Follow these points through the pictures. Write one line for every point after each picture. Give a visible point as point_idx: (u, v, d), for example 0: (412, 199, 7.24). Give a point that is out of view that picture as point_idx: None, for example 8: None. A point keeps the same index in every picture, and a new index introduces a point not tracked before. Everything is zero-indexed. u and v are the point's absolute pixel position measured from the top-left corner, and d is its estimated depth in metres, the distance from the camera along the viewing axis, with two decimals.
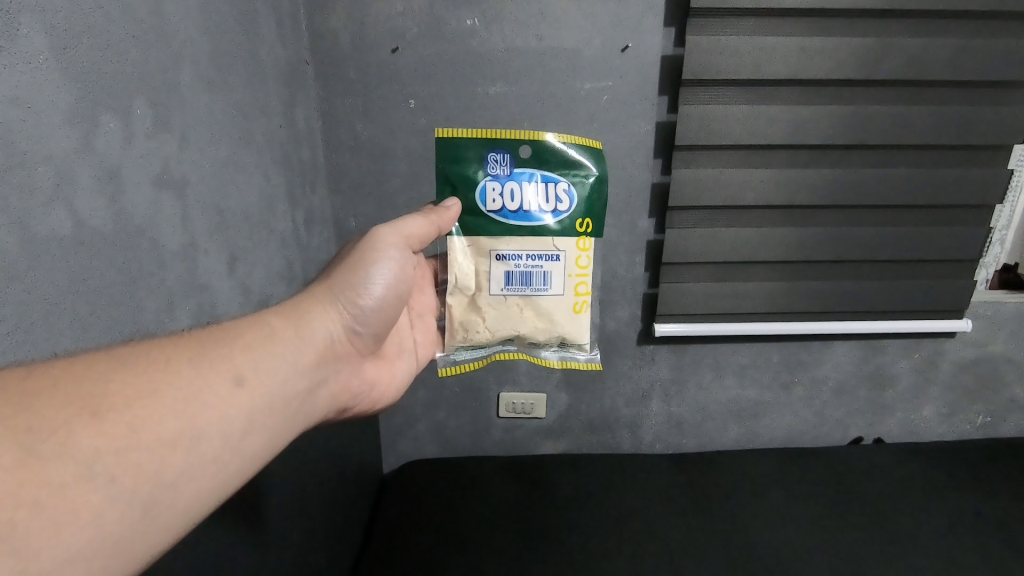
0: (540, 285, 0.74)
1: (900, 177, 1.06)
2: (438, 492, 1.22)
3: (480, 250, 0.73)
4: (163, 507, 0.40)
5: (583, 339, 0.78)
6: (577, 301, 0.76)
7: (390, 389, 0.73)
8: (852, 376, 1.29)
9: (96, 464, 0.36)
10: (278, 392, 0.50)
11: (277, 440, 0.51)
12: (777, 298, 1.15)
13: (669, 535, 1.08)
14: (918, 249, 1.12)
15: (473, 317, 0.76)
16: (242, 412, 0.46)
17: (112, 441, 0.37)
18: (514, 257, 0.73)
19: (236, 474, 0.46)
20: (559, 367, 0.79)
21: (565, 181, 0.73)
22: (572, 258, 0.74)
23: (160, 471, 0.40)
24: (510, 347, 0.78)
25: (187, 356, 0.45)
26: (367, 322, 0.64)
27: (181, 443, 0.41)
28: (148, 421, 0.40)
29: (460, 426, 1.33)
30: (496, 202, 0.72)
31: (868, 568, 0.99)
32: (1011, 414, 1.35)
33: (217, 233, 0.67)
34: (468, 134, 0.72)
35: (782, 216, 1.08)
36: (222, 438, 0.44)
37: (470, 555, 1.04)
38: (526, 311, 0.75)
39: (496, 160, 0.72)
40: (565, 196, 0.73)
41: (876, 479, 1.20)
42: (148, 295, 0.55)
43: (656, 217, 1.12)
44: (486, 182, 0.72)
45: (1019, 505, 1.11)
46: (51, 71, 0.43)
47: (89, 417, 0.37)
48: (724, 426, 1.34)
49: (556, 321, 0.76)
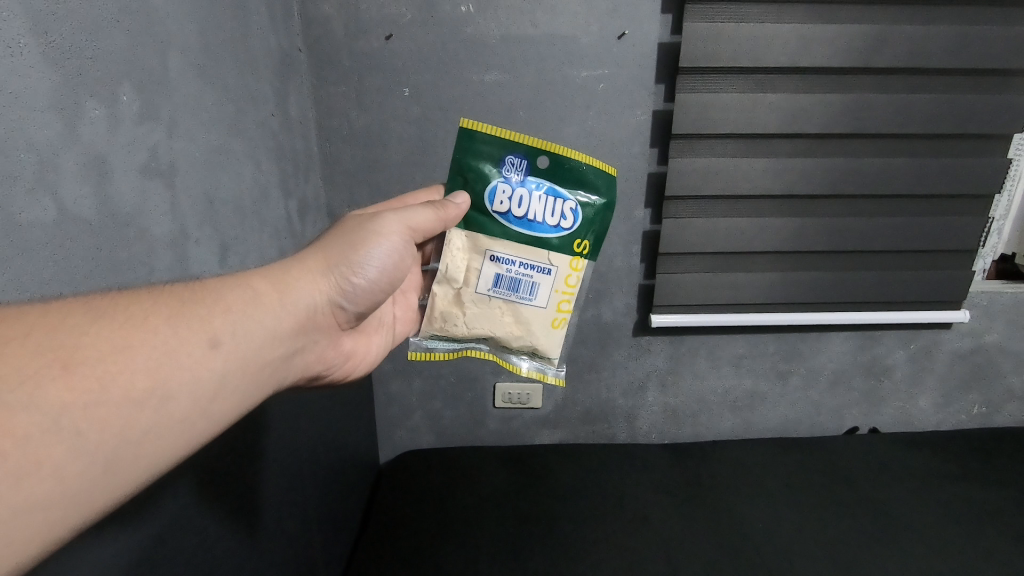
0: (526, 294, 0.74)
1: (900, 167, 1.05)
2: (432, 480, 1.23)
3: (476, 247, 0.73)
4: (127, 463, 0.40)
5: (555, 355, 0.77)
6: (557, 317, 0.75)
7: (363, 361, 0.74)
8: (848, 366, 1.29)
9: (62, 417, 0.37)
10: (253, 358, 0.51)
11: (248, 406, 0.51)
12: (773, 289, 1.15)
13: (664, 524, 1.08)
14: (917, 239, 1.12)
15: (454, 310, 0.76)
16: (214, 375, 0.47)
17: (81, 395, 0.38)
18: (507, 261, 0.72)
19: (203, 435, 0.46)
20: (525, 376, 0.79)
21: (575, 201, 0.71)
22: (563, 275, 0.73)
23: (127, 428, 0.40)
24: (482, 347, 0.78)
25: (165, 316, 0.45)
26: (354, 298, 0.63)
27: (150, 401, 0.42)
28: (119, 377, 0.40)
29: (456, 416, 1.33)
30: (504, 205, 0.71)
31: (861, 555, 1.00)
32: (1006, 404, 1.36)
33: (208, 223, 0.66)
34: (492, 131, 0.71)
35: (781, 206, 1.07)
36: (192, 400, 0.45)
37: (464, 544, 1.05)
38: (506, 315, 0.74)
39: (513, 163, 0.71)
40: (571, 214, 0.71)
41: (870, 468, 1.21)
42: (137, 284, 0.54)
43: (653, 207, 1.12)
44: (497, 183, 0.71)
45: (1013, 494, 1.12)
46: (32, 57, 0.42)
47: (60, 369, 0.38)
48: (721, 416, 1.34)
49: (533, 332, 0.75)
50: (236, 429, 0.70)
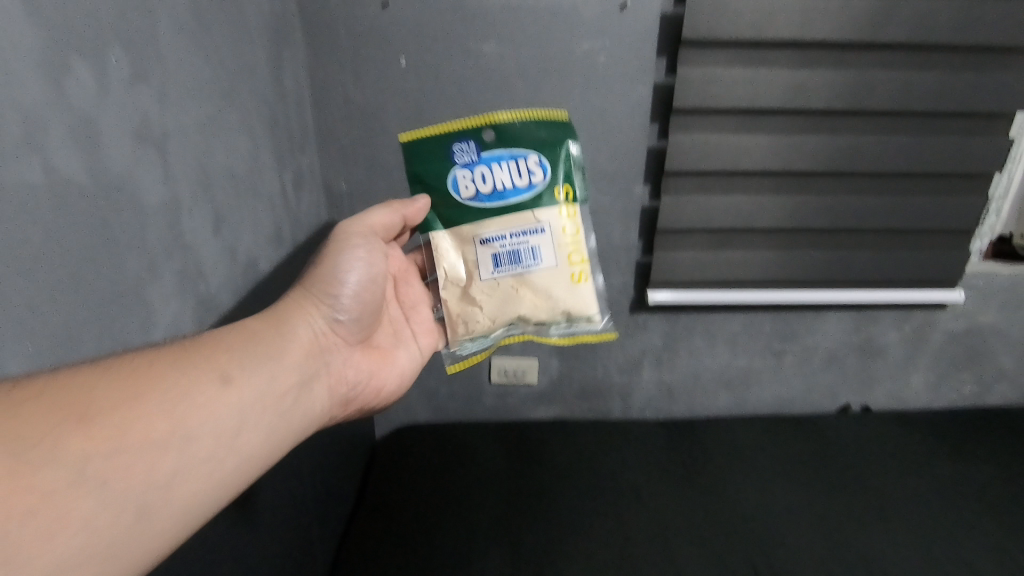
0: (531, 261, 0.74)
1: (901, 146, 1.05)
2: (429, 456, 1.24)
3: (463, 239, 0.75)
4: (157, 508, 0.42)
5: (591, 311, 0.78)
6: (573, 272, 0.76)
7: (394, 379, 0.72)
8: (842, 345, 1.30)
9: (86, 468, 0.38)
10: (267, 388, 0.52)
11: (273, 436, 0.52)
12: (772, 267, 1.14)
13: (655, 500, 1.10)
14: (916, 219, 1.12)
15: (469, 307, 0.76)
16: (231, 410, 0.48)
17: (100, 444, 0.39)
18: (498, 239, 0.73)
19: (230, 473, 0.48)
20: (569, 343, 0.80)
21: (536, 155, 0.74)
22: (558, 228, 0.74)
23: (153, 473, 0.41)
24: (514, 332, 0.79)
25: (173, 360, 0.46)
26: (348, 310, 0.65)
27: (172, 444, 0.43)
28: (136, 423, 0.41)
29: (453, 392, 1.33)
30: (469, 189, 0.73)
31: (847, 530, 1.02)
32: (997, 384, 1.37)
33: (201, 194, 0.65)
34: (430, 131, 0.74)
35: (780, 184, 1.07)
36: (214, 437, 0.46)
37: (462, 518, 1.06)
38: (522, 291, 0.75)
39: (462, 148, 0.73)
40: (538, 168, 0.73)
41: (861, 447, 1.22)
42: (131, 254, 0.53)
43: (652, 183, 1.11)
44: (455, 172, 0.73)
45: (1002, 475, 1.13)
46: (18, 14, 0.41)
47: (78, 420, 0.39)
48: (715, 393, 1.35)
49: (556, 296, 0.76)
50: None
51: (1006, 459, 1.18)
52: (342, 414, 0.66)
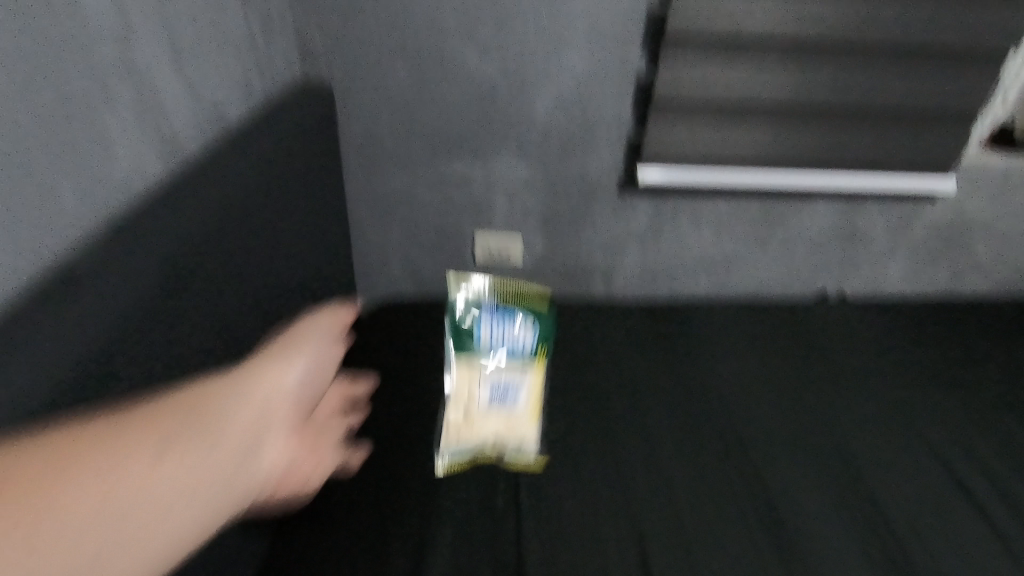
0: (503, 395, 0.91)
1: (914, 15, 0.99)
2: (412, 326, 1.21)
3: (460, 367, 0.91)
4: (127, 547, 0.37)
5: (530, 442, 0.92)
6: (530, 415, 0.92)
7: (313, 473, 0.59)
8: (827, 231, 1.30)
9: (51, 496, 0.35)
10: (260, 419, 0.48)
11: (261, 476, 0.47)
12: (767, 147, 1.11)
13: (632, 374, 1.10)
14: (918, 99, 1.07)
15: (451, 415, 0.92)
16: (223, 441, 0.44)
17: (70, 471, 0.36)
18: (486, 369, 0.91)
19: (215, 514, 0.43)
20: (509, 465, 0.91)
21: (528, 320, 0.93)
22: (529, 378, 0.91)
23: (124, 506, 0.37)
24: (475, 454, 0.92)
25: (165, 397, 0.44)
26: (333, 340, 0.60)
27: (150, 468, 0.39)
28: (111, 450, 0.38)
29: (436, 269, 1.30)
30: (471, 317, 0.92)
31: (815, 413, 1.05)
32: (969, 276, 1.40)
33: (154, 21, 0.62)
34: (461, 277, 0.97)
35: (784, 56, 1.01)
36: (201, 467, 0.42)
37: (446, 382, 1.05)
38: (492, 412, 0.91)
39: (482, 300, 0.94)
40: (526, 330, 0.93)
41: (838, 336, 1.24)
42: (80, 68, 0.52)
43: (649, 48, 1.03)
44: (472, 305, 0.93)
45: (968, 367, 1.17)
46: None
47: (51, 455, 0.36)
48: (696, 276, 1.35)
49: (514, 424, 0.91)
50: (209, 265, 0.65)
51: (971, 350, 1.22)
52: (272, 496, 0.53)
